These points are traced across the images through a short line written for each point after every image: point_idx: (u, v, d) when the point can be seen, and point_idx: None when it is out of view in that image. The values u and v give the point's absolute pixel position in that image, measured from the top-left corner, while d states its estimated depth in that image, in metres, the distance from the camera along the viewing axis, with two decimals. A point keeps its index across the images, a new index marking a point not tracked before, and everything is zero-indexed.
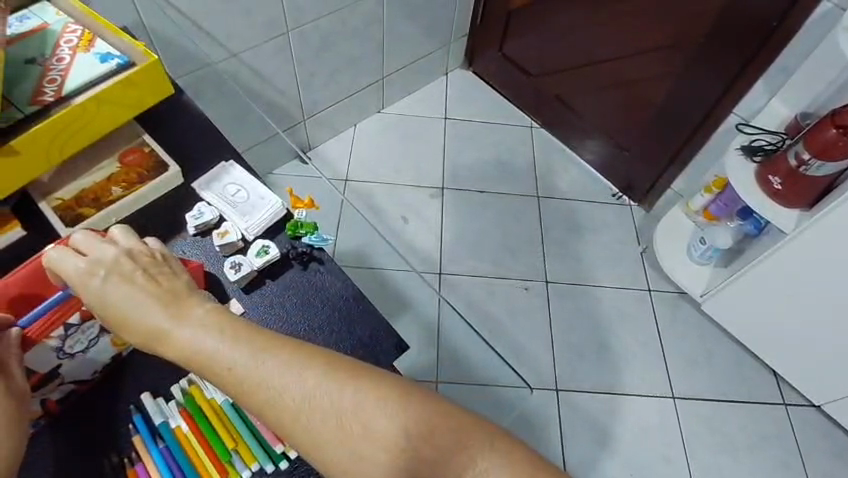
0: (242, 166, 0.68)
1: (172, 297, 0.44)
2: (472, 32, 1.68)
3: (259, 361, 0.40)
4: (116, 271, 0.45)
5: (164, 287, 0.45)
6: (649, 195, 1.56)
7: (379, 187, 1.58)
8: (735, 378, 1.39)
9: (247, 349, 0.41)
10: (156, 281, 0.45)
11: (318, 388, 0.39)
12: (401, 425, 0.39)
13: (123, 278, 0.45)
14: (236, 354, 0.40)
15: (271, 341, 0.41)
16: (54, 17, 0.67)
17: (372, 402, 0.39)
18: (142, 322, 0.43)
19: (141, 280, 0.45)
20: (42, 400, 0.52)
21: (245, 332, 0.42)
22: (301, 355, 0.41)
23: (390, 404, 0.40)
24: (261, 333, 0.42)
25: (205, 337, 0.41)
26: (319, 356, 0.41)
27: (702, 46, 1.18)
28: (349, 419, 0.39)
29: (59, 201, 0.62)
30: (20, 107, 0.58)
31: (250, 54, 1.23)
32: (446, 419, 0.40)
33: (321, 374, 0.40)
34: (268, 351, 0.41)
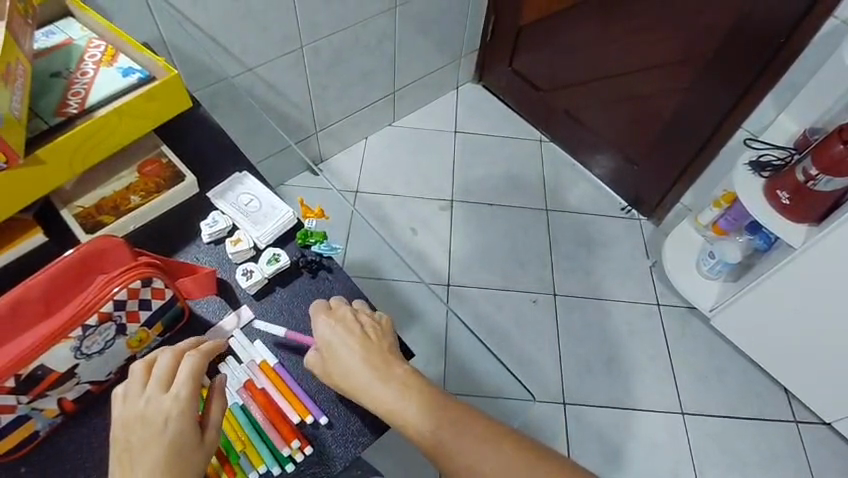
0: (255, 177, 0.70)
1: (382, 361, 0.55)
2: (482, 47, 1.71)
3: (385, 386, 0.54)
4: (346, 329, 0.57)
5: (378, 352, 0.56)
6: (658, 209, 1.56)
7: (389, 198, 1.60)
8: (745, 394, 1.38)
9: (376, 376, 0.54)
10: (371, 346, 0.56)
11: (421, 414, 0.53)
12: (469, 457, 0.50)
13: (345, 339, 0.56)
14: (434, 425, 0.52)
15: (394, 370, 0.55)
16: (78, 33, 0.70)
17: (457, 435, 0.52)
18: (355, 376, 0.55)
19: (357, 336, 0.56)
20: (58, 399, 0.54)
21: (409, 387, 0.54)
22: (414, 390, 0.54)
23: (471, 440, 0.51)
24: (391, 361, 0.56)
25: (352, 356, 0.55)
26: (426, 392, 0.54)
27: (709, 62, 1.19)
28: (437, 443, 0.52)
29: (79, 209, 0.64)
30: (45, 118, 0.61)
31: (265, 69, 1.26)
32: (508, 462, 0.50)
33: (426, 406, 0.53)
34: (392, 379, 0.54)
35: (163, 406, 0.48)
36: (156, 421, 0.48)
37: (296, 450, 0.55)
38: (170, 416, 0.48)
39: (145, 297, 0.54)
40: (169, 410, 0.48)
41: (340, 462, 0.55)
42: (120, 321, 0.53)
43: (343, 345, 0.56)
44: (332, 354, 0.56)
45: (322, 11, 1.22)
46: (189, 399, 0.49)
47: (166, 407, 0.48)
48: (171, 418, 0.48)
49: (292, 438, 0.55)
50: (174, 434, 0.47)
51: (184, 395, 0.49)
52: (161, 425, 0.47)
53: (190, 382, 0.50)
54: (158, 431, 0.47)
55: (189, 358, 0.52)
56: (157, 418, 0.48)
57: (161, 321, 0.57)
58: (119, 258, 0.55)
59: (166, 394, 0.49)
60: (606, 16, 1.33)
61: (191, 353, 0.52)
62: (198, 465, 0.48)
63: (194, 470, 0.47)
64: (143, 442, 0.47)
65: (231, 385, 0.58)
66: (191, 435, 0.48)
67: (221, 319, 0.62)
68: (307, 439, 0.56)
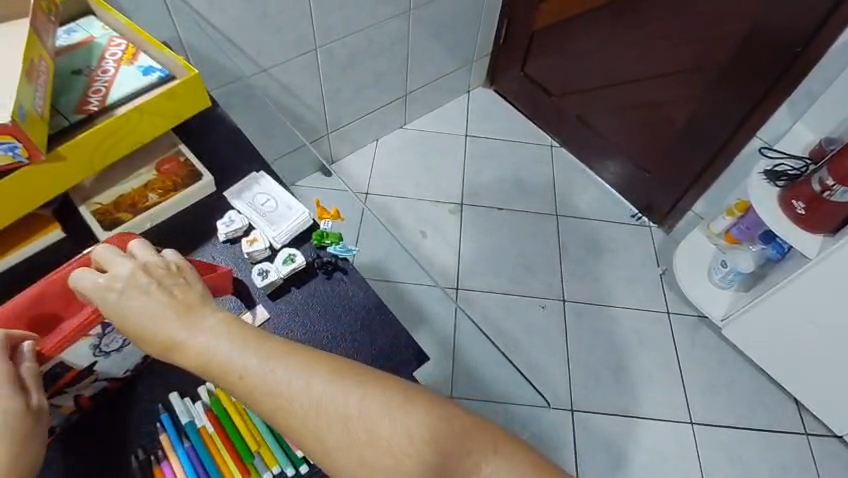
0: (271, 177, 0.71)
1: (185, 307, 0.44)
2: (494, 51, 1.71)
3: (290, 376, 0.41)
4: (133, 285, 0.45)
5: (176, 298, 0.44)
6: (669, 216, 1.55)
7: (399, 201, 1.60)
8: (755, 405, 1.36)
9: (180, 326, 0.43)
10: (169, 293, 0.45)
11: (329, 400, 0.40)
12: (311, 402, 0.40)
13: (137, 291, 0.45)
14: (260, 369, 0.41)
15: (280, 352, 0.42)
16: (99, 31, 0.71)
17: (405, 417, 0.40)
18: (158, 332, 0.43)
19: (151, 284, 0.45)
20: (75, 396, 0.54)
21: (227, 333, 0.43)
22: (233, 335, 0.42)
23: (421, 417, 0.41)
24: (234, 327, 0.43)
25: (225, 346, 0.42)
26: (348, 370, 0.42)
27: (724, 70, 1.18)
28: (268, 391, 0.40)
29: (98, 206, 0.64)
30: (66, 115, 0.61)
31: (279, 70, 1.27)
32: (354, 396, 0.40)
33: (352, 388, 0.41)
34: (295, 364, 0.41)
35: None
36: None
37: (310, 451, 0.55)
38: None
39: None
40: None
41: None
42: None
43: (170, 317, 0.43)
44: (124, 310, 0.44)
45: (337, 13, 1.23)
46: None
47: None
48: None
49: None
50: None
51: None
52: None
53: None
54: None
55: None
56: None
57: None
58: None
59: None
60: (620, 22, 1.33)
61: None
62: (32, 427, 0.43)
63: (29, 434, 0.43)
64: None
65: None
66: (13, 401, 0.43)
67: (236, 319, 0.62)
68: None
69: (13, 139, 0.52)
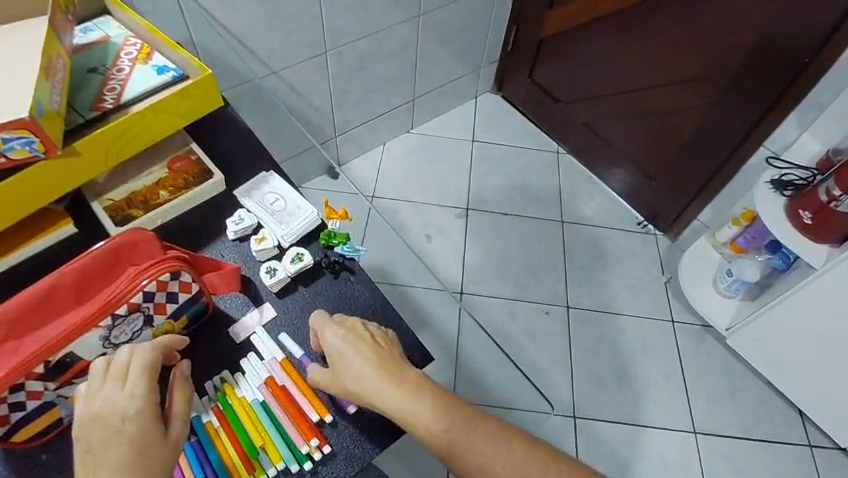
0: (281, 177, 0.71)
1: (393, 365, 0.54)
2: (502, 58, 1.72)
3: (398, 392, 0.52)
4: (352, 336, 0.56)
5: (386, 356, 0.55)
6: (675, 225, 1.55)
7: (404, 204, 1.60)
8: (759, 416, 1.36)
9: (387, 380, 0.53)
10: (377, 349, 0.55)
11: (501, 464, 0.50)
12: (486, 460, 0.50)
13: (355, 344, 0.55)
14: (450, 426, 0.51)
15: (465, 415, 0.52)
16: (114, 30, 0.72)
17: (472, 440, 0.51)
18: (365, 382, 0.53)
19: (366, 341, 0.55)
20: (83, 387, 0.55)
21: (423, 392, 0.53)
22: (429, 394, 0.53)
23: (488, 445, 0.50)
24: (430, 388, 0.53)
25: (360, 361, 0.54)
26: (442, 395, 0.53)
27: (732, 79, 1.18)
28: (454, 447, 0.50)
29: (110, 202, 0.65)
30: (81, 112, 0.62)
31: (290, 72, 1.28)
32: (521, 462, 0.50)
33: (443, 411, 0.52)
34: (474, 427, 0.51)
35: (122, 406, 0.46)
36: (116, 422, 0.45)
37: (314, 448, 0.55)
38: (128, 416, 0.46)
39: (173, 290, 0.54)
40: (127, 408, 0.46)
41: (360, 460, 0.56)
42: (148, 313, 0.54)
43: (377, 371, 0.53)
44: (341, 360, 0.55)
45: (347, 17, 1.24)
46: (147, 395, 0.47)
47: (123, 407, 0.46)
48: (129, 417, 0.46)
49: (310, 436, 0.55)
50: (136, 433, 0.45)
51: (141, 391, 0.47)
52: (120, 426, 0.45)
53: (148, 378, 0.48)
54: (116, 430, 0.45)
55: (143, 350, 0.50)
56: (115, 419, 0.46)
57: (186, 314, 0.58)
58: (149, 251, 0.56)
59: (123, 389, 0.47)
60: (628, 30, 1.33)
61: (145, 348, 0.51)
62: (163, 463, 0.46)
63: (159, 471, 0.45)
64: (104, 444, 0.45)
65: (252, 381, 0.58)
66: (156, 432, 0.46)
67: (243, 316, 0.62)
68: (324, 437, 0.56)
69: (31, 134, 0.53)
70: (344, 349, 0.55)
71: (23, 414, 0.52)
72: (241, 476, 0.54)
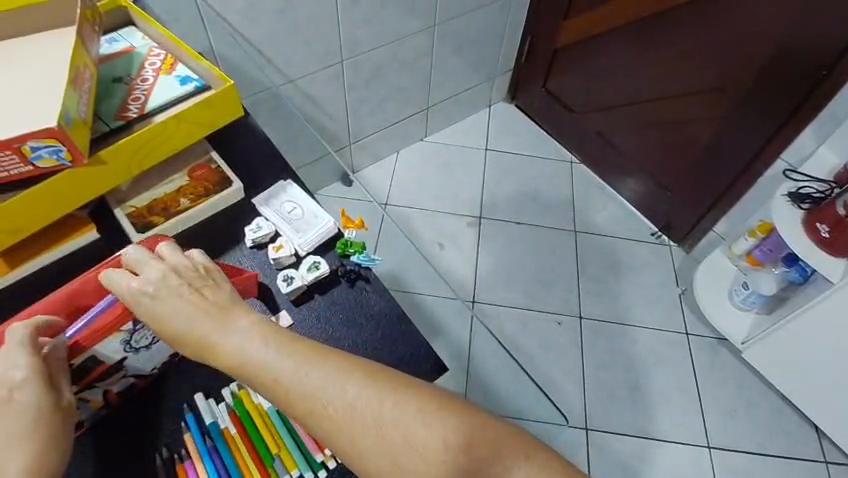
0: (299, 185, 0.72)
1: (214, 307, 0.46)
2: (516, 68, 1.73)
3: (255, 354, 0.43)
4: (164, 286, 0.48)
5: (208, 298, 0.47)
6: (689, 236, 1.54)
7: (417, 212, 1.61)
8: (774, 432, 1.33)
9: (208, 324, 0.45)
10: (199, 295, 0.47)
11: (338, 396, 0.41)
12: (317, 395, 0.41)
13: (171, 292, 0.47)
14: (274, 364, 0.42)
15: (300, 349, 0.43)
16: (139, 41, 0.74)
17: (300, 375, 0.42)
18: (187, 333, 0.45)
19: (187, 288, 0.48)
20: (104, 390, 0.55)
21: (250, 331, 0.44)
22: (255, 333, 0.44)
23: (318, 376, 0.41)
24: (259, 326, 0.45)
25: (262, 348, 0.43)
26: (284, 336, 0.44)
27: (748, 91, 1.18)
28: (282, 388, 0.41)
29: (132, 209, 0.67)
30: (106, 121, 0.64)
31: (306, 81, 1.30)
32: (361, 391, 0.41)
33: (270, 348, 0.43)
34: (307, 360, 0.42)
35: (8, 377, 0.45)
36: (1, 393, 0.44)
37: (329, 457, 0.55)
38: (16, 385, 0.45)
39: None
40: (14, 378, 0.45)
41: None
42: None
43: (199, 316, 0.46)
44: (159, 314, 0.47)
45: (363, 27, 1.26)
46: (34, 364, 0.46)
47: (7, 379, 0.45)
48: (16, 387, 0.45)
49: (325, 444, 0.55)
50: (28, 400, 0.45)
51: (28, 360, 0.46)
52: (9, 395, 0.44)
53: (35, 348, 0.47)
54: (4, 402, 0.44)
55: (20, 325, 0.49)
56: (0, 392, 0.45)
57: None
58: None
59: (5, 364, 0.46)
60: (643, 41, 1.33)
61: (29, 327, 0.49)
62: (61, 426, 0.45)
63: (59, 433, 0.45)
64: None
65: None
66: (47, 399, 0.46)
67: None
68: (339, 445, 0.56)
69: (58, 143, 0.54)
70: (241, 340, 0.44)
71: None
72: None
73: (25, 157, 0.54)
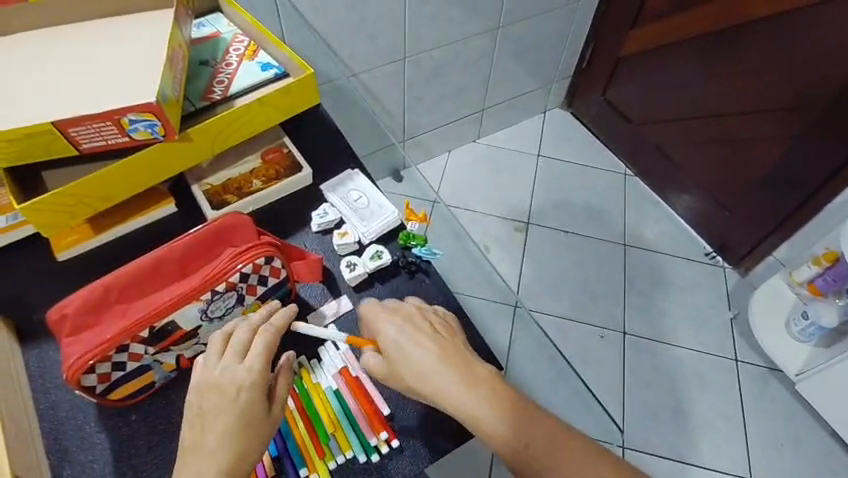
0: (365, 175, 0.73)
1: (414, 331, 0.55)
2: (575, 75, 1.70)
3: (439, 376, 0.52)
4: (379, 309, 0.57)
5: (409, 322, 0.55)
6: (746, 259, 1.48)
7: (465, 213, 1.61)
8: (824, 472, 1.27)
9: (407, 345, 0.54)
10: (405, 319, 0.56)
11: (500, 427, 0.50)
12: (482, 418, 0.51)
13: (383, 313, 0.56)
14: (454, 389, 0.52)
15: (476, 381, 0.52)
16: (224, 27, 0.77)
17: (472, 400, 0.51)
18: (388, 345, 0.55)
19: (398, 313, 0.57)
20: (177, 355, 0.58)
21: (439, 356, 0.53)
22: (441, 358, 0.53)
23: (484, 406, 0.51)
24: (448, 355, 0.53)
25: (442, 374, 0.52)
26: (463, 366, 0.53)
27: (825, 113, 1.13)
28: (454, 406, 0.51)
29: (208, 186, 0.70)
30: (192, 101, 0.67)
31: (368, 76, 1.32)
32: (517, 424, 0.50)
33: (453, 375, 0.52)
34: (480, 391, 0.52)
35: (237, 377, 0.49)
36: (230, 391, 0.48)
37: (382, 442, 0.56)
38: (242, 387, 0.49)
39: (265, 274, 0.58)
40: (244, 379, 0.49)
41: (423, 461, 0.57)
42: (241, 292, 0.58)
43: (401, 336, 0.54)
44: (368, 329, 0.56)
45: (428, 26, 1.27)
46: (263, 371, 0.50)
47: (239, 378, 0.49)
48: (243, 389, 0.48)
49: (380, 429, 0.56)
50: (247, 404, 0.48)
51: (257, 367, 0.50)
52: (234, 396, 0.48)
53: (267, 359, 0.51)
54: (232, 399, 0.48)
55: (267, 328, 0.52)
56: (230, 388, 0.48)
57: (273, 297, 0.61)
58: (246, 235, 0.59)
59: (242, 363, 0.50)
60: (714, 54, 1.29)
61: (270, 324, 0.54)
62: (261, 439, 0.49)
63: (258, 446, 0.48)
64: (217, 409, 0.48)
65: (327, 369, 0.60)
66: (262, 409, 0.49)
67: (321, 305, 0.65)
68: (393, 432, 0.57)
69: (154, 118, 0.58)
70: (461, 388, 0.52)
71: (122, 373, 0.55)
72: (312, 459, 0.56)
73: (122, 128, 0.58)
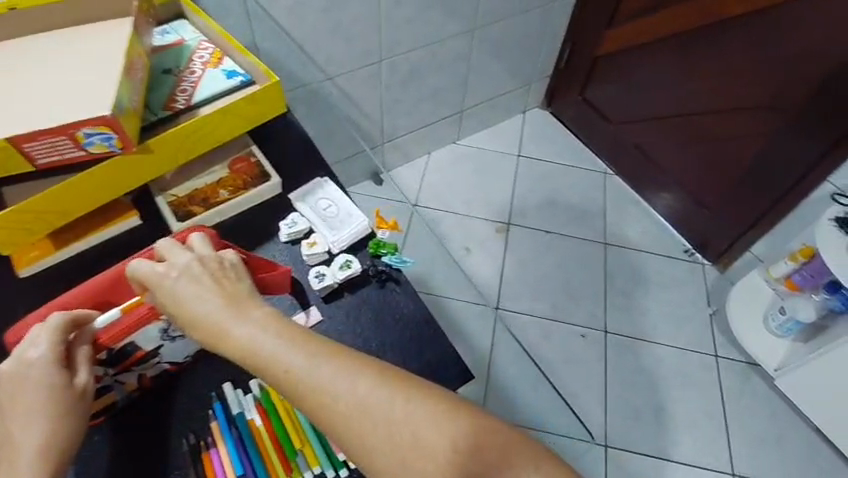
0: (335, 183, 0.72)
1: (233, 298, 0.46)
2: (554, 75, 1.70)
3: (271, 347, 0.43)
4: (187, 274, 0.48)
5: (227, 287, 0.47)
6: (724, 256, 1.50)
7: (446, 215, 1.61)
8: (803, 464, 1.29)
9: (229, 314, 0.45)
10: (223, 287, 0.47)
11: (354, 394, 0.40)
12: (329, 389, 0.40)
13: (193, 283, 0.47)
14: (289, 360, 0.42)
15: (318, 346, 0.43)
16: (188, 34, 0.75)
17: (316, 369, 0.41)
18: (206, 318, 0.45)
19: (216, 280, 0.48)
20: (139, 375, 0.57)
21: (267, 323, 0.44)
22: (269, 326, 0.44)
23: (331, 374, 0.41)
24: (278, 323, 0.44)
25: (271, 341, 0.43)
26: (296, 331, 0.44)
27: (798, 110, 1.14)
28: (293, 380, 0.41)
29: (174, 198, 0.69)
30: (154, 111, 0.65)
31: (344, 79, 1.31)
32: (372, 388, 0.41)
33: (288, 343, 0.43)
34: (323, 357, 0.42)
35: (25, 354, 0.47)
36: (20, 370, 0.47)
37: None
38: (31, 363, 0.47)
39: None
40: (29, 356, 0.47)
41: None
42: None
43: (221, 306, 0.45)
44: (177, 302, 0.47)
45: (404, 28, 1.26)
46: (49, 343, 0.48)
47: (24, 357, 0.47)
48: (31, 366, 0.47)
49: None
50: (40, 379, 0.47)
51: (44, 339, 0.48)
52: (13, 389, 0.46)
53: (55, 342, 0.48)
54: (21, 380, 0.46)
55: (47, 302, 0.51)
56: (17, 369, 0.47)
57: None
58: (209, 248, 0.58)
59: (28, 342, 0.48)
60: (691, 51, 1.29)
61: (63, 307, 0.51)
62: (71, 409, 0.47)
63: (69, 416, 0.47)
64: (11, 393, 0.46)
65: None
66: (58, 379, 0.47)
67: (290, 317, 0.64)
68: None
69: (110, 130, 0.56)
70: (258, 333, 0.44)
71: None
72: (279, 476, 0.55)
73: (78, 142, 0.56)
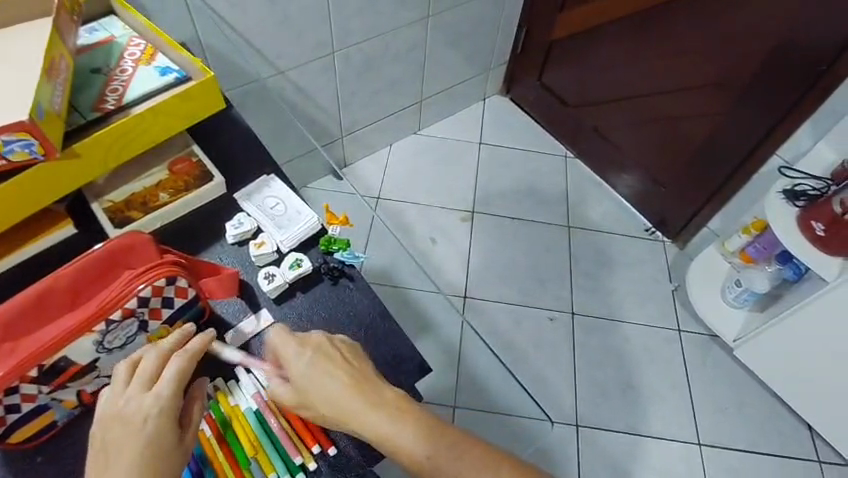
0: (282, 180, 0.70)
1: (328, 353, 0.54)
2: (511, 60, 1.70)
3: (325, 378, 0.52)
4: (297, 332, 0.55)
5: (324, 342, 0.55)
6: (683, 232, 1.53)
7: (410, 207, 1.59)
8: (766, 429, 1.33)
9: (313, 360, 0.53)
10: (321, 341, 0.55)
11: (378, 418, 0.51)
12: (358, 410, 0.51)
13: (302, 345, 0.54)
14: (337, 388, 0.52)
15: (364, 381, 0.53)
16: (118, 30, 0.71)
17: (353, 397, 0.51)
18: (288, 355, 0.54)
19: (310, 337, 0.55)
20: (78, 391, 0.55)
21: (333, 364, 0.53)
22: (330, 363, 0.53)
23: (365, 402, 0.51)
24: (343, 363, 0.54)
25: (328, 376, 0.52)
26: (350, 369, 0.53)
27: (747, 87, 1.16)
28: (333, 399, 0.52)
29: (110, 203, 0.65)
30: (83, 113, 0.62)
31: (297, 73, 1.27)
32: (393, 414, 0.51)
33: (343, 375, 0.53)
34: (360, 390, 0.52)
35: (144, 406, 0.46)
36: (136, 423, 0.46)
37: (308, 458, 0.55)
38: (149, 417, 0.46)
39: (169, 295, 0.54)
40: (150, 409, 0.46)
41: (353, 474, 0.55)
42: (143, 318, 0.54)
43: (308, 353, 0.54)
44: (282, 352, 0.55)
45: (356, 18, 1.23)
46: (172, 399, 0.48)
47: (146, 407, 0.46)
48: (150, 418, 0.46)
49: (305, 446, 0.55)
50: (154, 435, 0.46)
51: (166, 395, 0.47)
52: (140, 426, 0.46)
53: (175, 399, 0.48)
54: (138, 429, 0.45)
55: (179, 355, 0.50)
56: (135, 417, 0.46)
57: (182, 319, 0.58)
58: (146, 254, 0.55)
59: (150, 393, 0.47)
60: (644, 32, 1.30)
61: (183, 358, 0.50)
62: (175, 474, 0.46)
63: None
64: (122, 441, 0.45)
65: (247, 390, 0.57)
66: (171, 440, 0.46)
67: (239, 322, 0.62)
68: (330, 439, 0.56)
69: (30, 136, 0.53)
70: (307, 363, 0.53)
71: (18, 415, 0.52)
72: None
73: None
